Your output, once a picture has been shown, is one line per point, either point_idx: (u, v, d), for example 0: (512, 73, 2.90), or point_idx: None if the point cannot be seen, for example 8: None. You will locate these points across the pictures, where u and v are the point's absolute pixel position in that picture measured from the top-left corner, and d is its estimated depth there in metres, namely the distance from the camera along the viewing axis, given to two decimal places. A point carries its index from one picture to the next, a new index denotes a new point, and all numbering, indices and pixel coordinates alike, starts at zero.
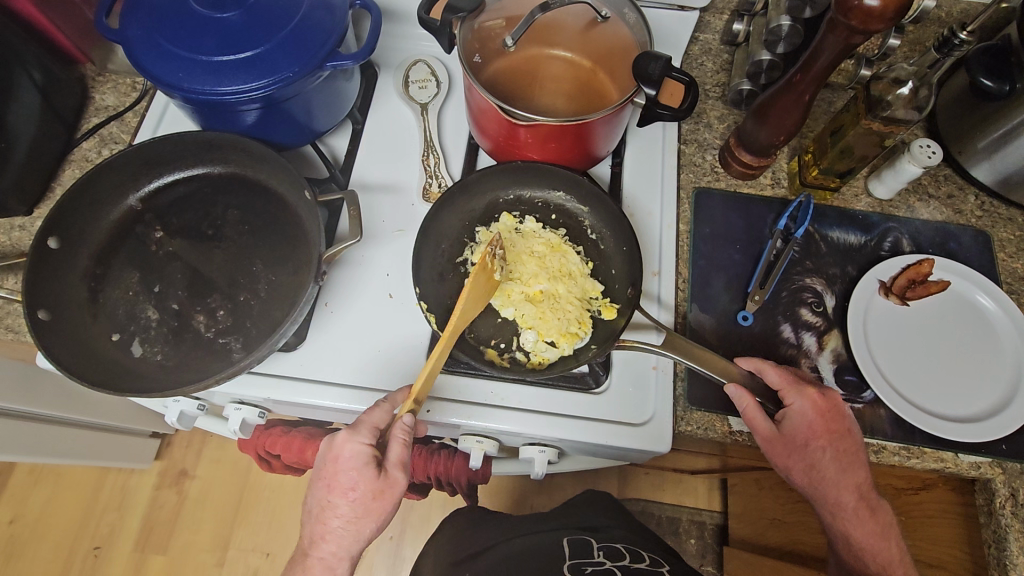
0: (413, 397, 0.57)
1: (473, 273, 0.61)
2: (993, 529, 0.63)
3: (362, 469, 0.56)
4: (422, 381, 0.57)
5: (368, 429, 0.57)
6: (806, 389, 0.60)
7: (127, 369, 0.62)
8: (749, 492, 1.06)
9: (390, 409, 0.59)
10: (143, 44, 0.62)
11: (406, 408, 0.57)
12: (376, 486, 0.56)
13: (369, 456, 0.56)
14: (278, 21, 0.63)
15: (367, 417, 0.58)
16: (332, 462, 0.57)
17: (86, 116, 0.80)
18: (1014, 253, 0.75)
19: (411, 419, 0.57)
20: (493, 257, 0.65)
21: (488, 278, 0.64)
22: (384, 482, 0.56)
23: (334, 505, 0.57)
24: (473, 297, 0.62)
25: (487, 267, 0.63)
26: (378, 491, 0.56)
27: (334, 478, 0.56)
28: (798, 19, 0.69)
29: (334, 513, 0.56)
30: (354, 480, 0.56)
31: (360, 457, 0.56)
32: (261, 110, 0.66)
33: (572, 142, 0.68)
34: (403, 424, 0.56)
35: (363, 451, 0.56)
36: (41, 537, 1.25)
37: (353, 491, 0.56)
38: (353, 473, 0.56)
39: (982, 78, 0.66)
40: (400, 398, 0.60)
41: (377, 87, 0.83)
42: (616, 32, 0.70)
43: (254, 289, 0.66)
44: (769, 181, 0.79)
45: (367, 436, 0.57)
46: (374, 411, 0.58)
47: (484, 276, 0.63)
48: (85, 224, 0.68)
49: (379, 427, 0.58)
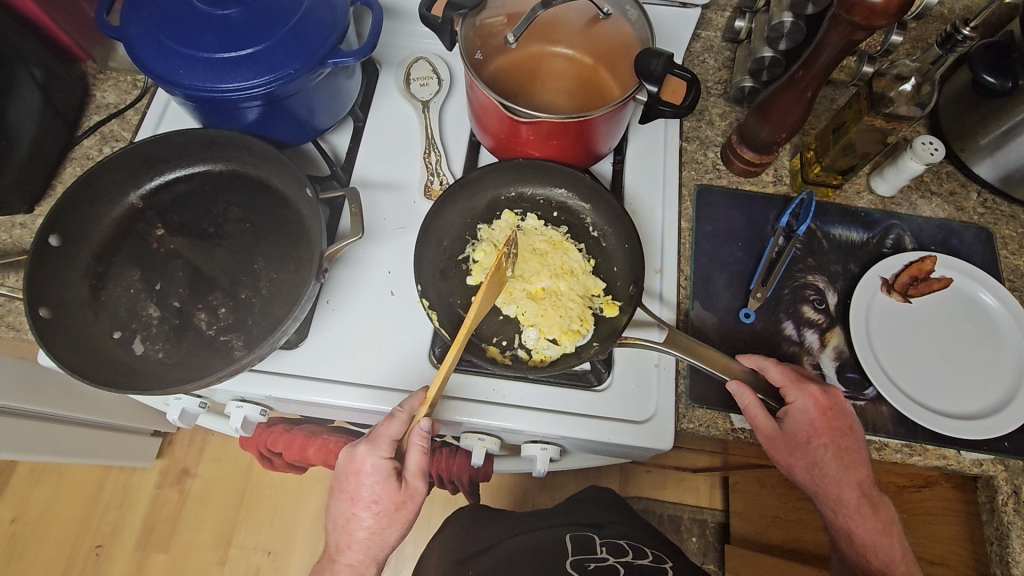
0: (430, 403, 0.56)
1: (489, 274, 0.60)
2: (995, 526, 0.63)
3: (383, 481, 0.57)
4: (438, 389, 0.55)
5: (386, 442, 0.57)
6: (807, 387, 0.60)
7: (129, 367, 0.62)
8: (750, 490, 1.06)
9: (407, 418, 0.58)
10: (144, 41, 0.62)
11: (423, 415, 0.56)
12: (398, 498, 0.57)
13: (389, 469, 0.57)
14: (279, 18, 0.63)
15: (384, 429, 0.57)
16: (353, 475, 0.57)
17: (87, 114, 0.80)
18: (1016, 250, 0.75)
19: (429, 425, 0.57)
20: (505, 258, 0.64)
21: (499, 276, 0.63)
22: (406, 493, 0.58)
23: (358, 517, 0.58)
24: (487, 297, 0.60)
25: (501, 268, 0.63)
26: (401, 503, 0.58)
27: (357, 491, 0.57)
28: (800, 15, 0.69)
29: (359, 524, 0.58)
30: (375, 494, 0.57)
31: (380, 471, 0.56)
32: (263, 108, 0.66)
33: (574, 138, 0.68)
34: (421, 432, 0.56)
35: (383, 464, 0.56)
36: (42, 536, 1.25)
37: (376, 505, 0.57)
38: (375, 487, 0.57)
39: (983, 74, 0.66)
40: (416, 404, 0.58)
41: (378, 84, 0.83)
42: (617, 29, 0.70)
43: (256, 286, 0.66)
44: (771, 178, 0.79)
45: (386, 449, 0.57)
46: (391, 423, 0.57)
47: (496, 275, 0.62)
48: (86, 222, 0.68)
49: (396, 440, 0.57)
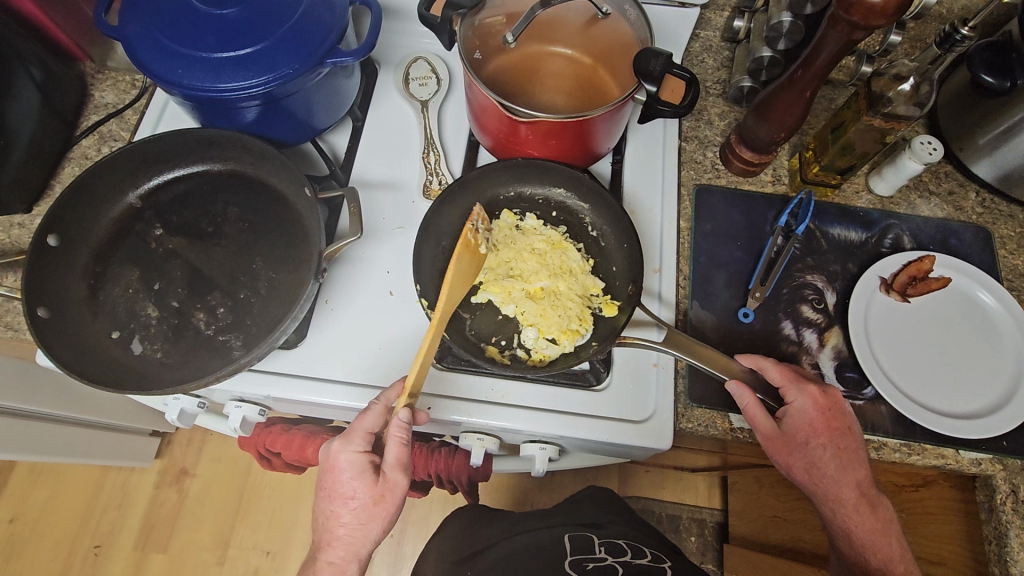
0: (407, 392, 0.55)
1: (456, 249, 0.60)
2: (994, 526, 0.63)
3: (359, 476, 0.57)
4: (414, 374, 0.55)
5: (361, 436, 0.57)
6: (807, 386, 0.60)
7: (127, 367, 0.62)
8: (749, 489, 1.06)
9: (384, 410, 0.58)
10: (143, 41, 0.62)
11: (403, 405, 0.55)
12: (376, 492, 0.57)
13: (365, 462, 0.57)
14: (278, 18, 0.63)
15: (359, 423, 0.58)
16: (330, 471, 0.58)
17: (86, 113, 0.80)
18: (1014, 249, 0.75)
19: (408, 416, 0.55)
20: (475, 232, 0.63)
21: (473, 254, 0.63)
22: (384, 486, 0.57)
23: (337, 514, 0.58)
24: (456, 278, 0.62)
25: (470, 244, 0.62)
26: (379, 497, 0.57)
27: (335, 487, 0.57)
28: (799, 15, 0.68)
29: (339, 522, 0.58)
30: (353, 489, 0.57)
31: (356, 465, 0.57)
32: (261, 107, 0.66)
33: (573, 138, 0.68)
34: (400, 422, 0.55)
35: (359, 459, 0.57)
36: (41, 536, 1.25)
37: (353, 500, 0.57)
38: (352, 481, 0.57)
39: (982, 74, 0.66)
40: (393, 395, 0.59)
41: (378, 84, 0.83)
42: (616, 28, 0.70)
43: (255, 286, 0.66)
44: (770, 178, 0.79)
45: (361, 443, 0.57)
46: (365, 416, 0.57)
47: (467, 255, 0.62)
48: (85, 222, 0.68)
49: (371, 433, 0.58)
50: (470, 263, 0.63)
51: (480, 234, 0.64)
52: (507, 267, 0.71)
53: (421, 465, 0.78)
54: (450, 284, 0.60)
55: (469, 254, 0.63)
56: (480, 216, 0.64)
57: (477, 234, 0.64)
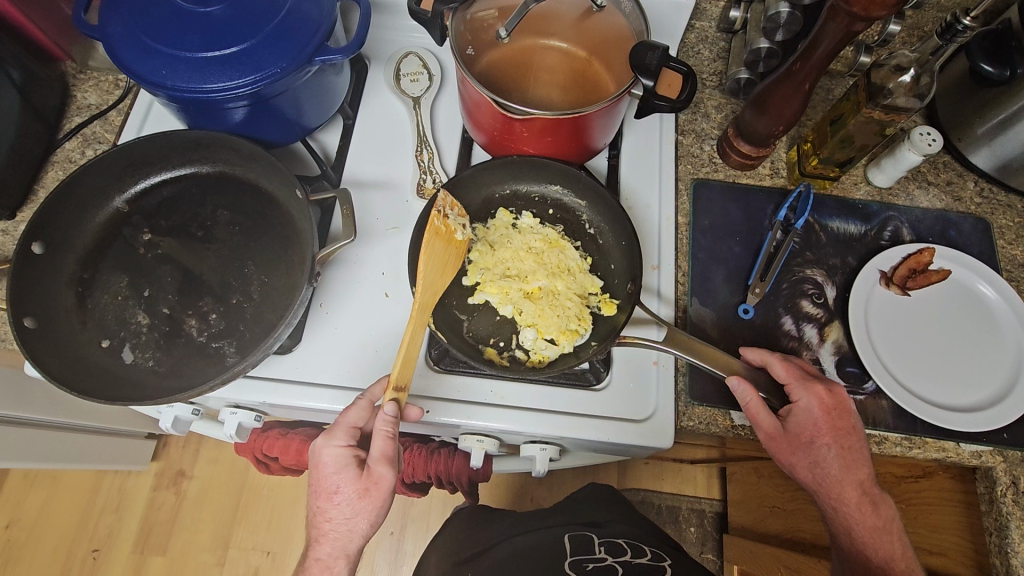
0: (393, 386, 0.56)
1: (425, 239, 0.61)
2: (994, 517, 0.63)
3: (343, 470, 0.56)
4: (399, 367, 0.56)
5: (344, 431, 0.57)
6: (812, 386, 0.59)
7: (117, 376, 0.61)
8: (749, 480, 1.07)
9: (369, 405, 0.58)
10: (124, 40, 0.60)
11: (388, 398, 0.55)
12: (361, 486, 0.55)
13: (349, 457, 0.56)
14: (263, 15, 0.61)
15: (344, 417, 0.57)
16: (316, 468, 0.57)
17: (68, 115, 0.78)
18: (1014, 240, 0.75)
19: (394, 409, 0.55)
20: (445, 220, 0.63)
21: (446, 242, 0.63)
22: (370, 480, 0.55)
23: (324, 510, 0.57)
24: (433, 268, 0.62)
25: (441, 232, 0.62)
26: (365, 491, 0.55)
27: (321, 483, 0.57)
28: (797, 6, 0.67)
29: (326, 517, 0.57)
30: (338, 484, 0.56)
31: (339, 459, 0.56)
32: (250, 108, 0.64)
33: (569, 133, 0.66)
34: (385, 416, 0.54)
35: (343, 454, 0.56)
36: (38, 542, 1.24)
37: (338, 494, 0.56)
38: (335, 476, 0.56)
39: (982, 64, 0.65)
40: (379, 391, 0.59)
41: (368, 81, 0.81)
42: (611, 20, 0.68)
43: (247, 291, 0.65)
44: (768, 171, 0.78)
45: (344, 438, 0.56)
46: (351, 410, 0.57)
47: (440, 243, 0.62)
48: (70, 229, 0.67)
49: (355, 427, 0.57)
50: (446, 252, 0.63)
51: (452, 221, 0.63)
52: (504, 267, 0.70)
53: (420, 466, 0.78)
54: (424, 273, 0.61)
55: (443, 244, 0.63)
56: (445, 202, 0.64)
57: (446, 220, 0.63)
